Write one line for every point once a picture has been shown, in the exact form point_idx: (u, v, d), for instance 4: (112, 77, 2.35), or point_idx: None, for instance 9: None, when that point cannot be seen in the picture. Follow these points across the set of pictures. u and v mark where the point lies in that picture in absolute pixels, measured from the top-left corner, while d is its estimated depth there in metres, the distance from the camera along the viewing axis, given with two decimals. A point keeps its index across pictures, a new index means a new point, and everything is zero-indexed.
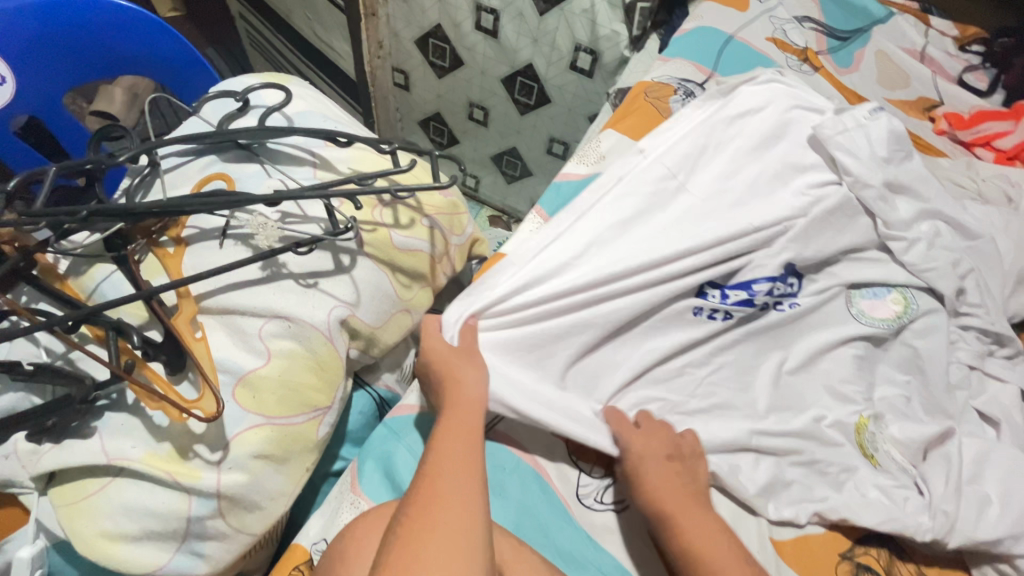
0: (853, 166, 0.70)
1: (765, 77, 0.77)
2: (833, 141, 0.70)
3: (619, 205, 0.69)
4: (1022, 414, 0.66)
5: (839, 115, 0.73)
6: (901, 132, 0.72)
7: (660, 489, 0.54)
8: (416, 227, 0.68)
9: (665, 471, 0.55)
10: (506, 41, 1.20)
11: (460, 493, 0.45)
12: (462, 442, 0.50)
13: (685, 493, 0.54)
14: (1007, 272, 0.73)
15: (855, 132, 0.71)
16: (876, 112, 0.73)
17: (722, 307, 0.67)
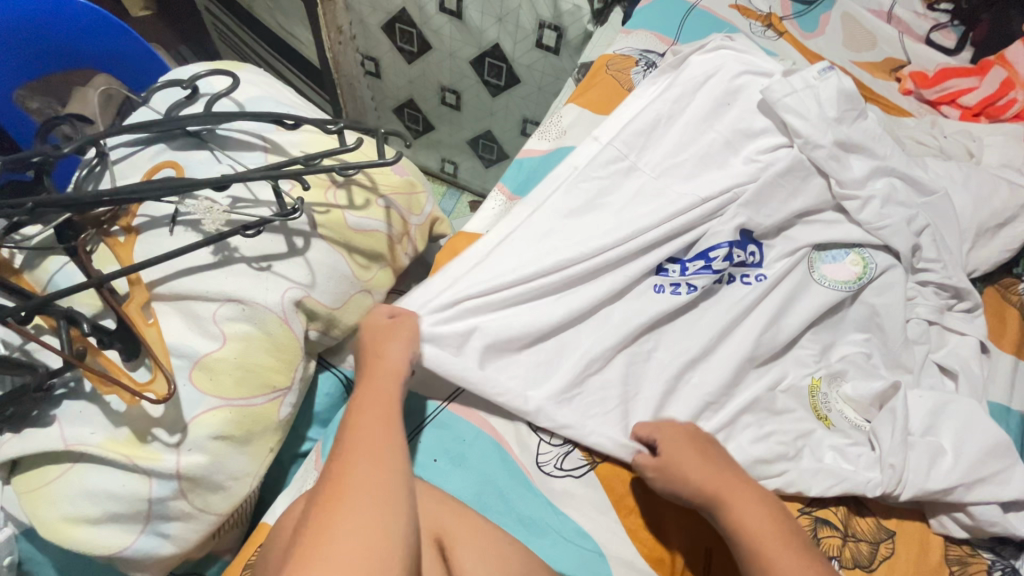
0: (802, 128, 0.69)
1: (712, 45, 0.77)
2: (781, 105, 0.70)
3: (574, 193, 0.70)
4: (979, 365, 0.67)
5: (788, 78, 0.72)
6: (851, 90, 0.71)
7: (701, 482, 0.53)
8: (372, 208, 0.68)
9: (707, 461, 0.54)
10: (471, 22, 1.19)
11: (377, 451, 0.45)
12: (381, 405, 0.50)
13: (727, 479, 0.53)
14: (966, 227, 0.74)
15: (803, 94, 0.70)
16: (825, 71, 0.72)
17: (683, 280, 0.68)
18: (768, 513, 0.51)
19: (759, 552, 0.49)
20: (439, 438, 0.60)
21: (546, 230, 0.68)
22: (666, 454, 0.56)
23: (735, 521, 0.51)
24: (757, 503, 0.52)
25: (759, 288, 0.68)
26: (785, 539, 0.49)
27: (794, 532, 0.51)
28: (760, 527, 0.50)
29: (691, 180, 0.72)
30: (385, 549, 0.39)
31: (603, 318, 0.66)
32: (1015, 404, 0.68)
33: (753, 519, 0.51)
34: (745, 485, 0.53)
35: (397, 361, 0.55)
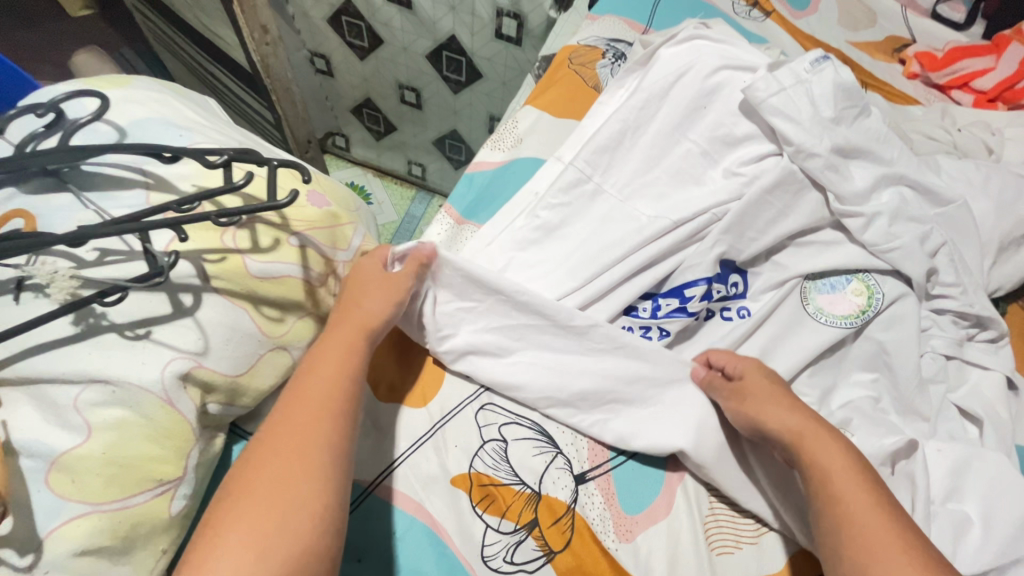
0: (793, 134, 0.58)
1: (683, 35, 0.65)
2: (766, 107, 0.58)
3: (526, 225, 0.62)
4: (1008, 408, 0.57)
5: (775, 72, 0.59)
6: (850, 84, 0.60)
7: (784, 420, 0.49)
8: (282, 249, 0.57)
9: (787, 402, 0.50)
10: (421, 13, 1.07)
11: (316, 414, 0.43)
12: (337, 359, 0.47)
13: (811, 420, 0.49)
14: (987, 241, 0.63)
15: (793, 91, 0.58)
16: (819, 61, 0.60)
17: (654, 323, 0.58)
18: (855, 461, 0.46)
19: (832, 486, 0.45)
20: (360, 531, 0.50)
21: (499, 270, 0.60)
22: (745, 382, 0.53)
23: (815, 461, 0.47)
24: (840, 449, 0.47)
25: (744, 325, 0.58)
26: (870, 490, 0.44)
27: (880, 485, 0.45)
28: (841, 471, 0.46)
29: (662, 201, 0.62)
30: (297, 528, 0.38)
31: (564, 376, 0.55)
32: None
33: (838, 461, 0.46)
34: (828, 431, 0.49)
35: (372, 314, 0.50)
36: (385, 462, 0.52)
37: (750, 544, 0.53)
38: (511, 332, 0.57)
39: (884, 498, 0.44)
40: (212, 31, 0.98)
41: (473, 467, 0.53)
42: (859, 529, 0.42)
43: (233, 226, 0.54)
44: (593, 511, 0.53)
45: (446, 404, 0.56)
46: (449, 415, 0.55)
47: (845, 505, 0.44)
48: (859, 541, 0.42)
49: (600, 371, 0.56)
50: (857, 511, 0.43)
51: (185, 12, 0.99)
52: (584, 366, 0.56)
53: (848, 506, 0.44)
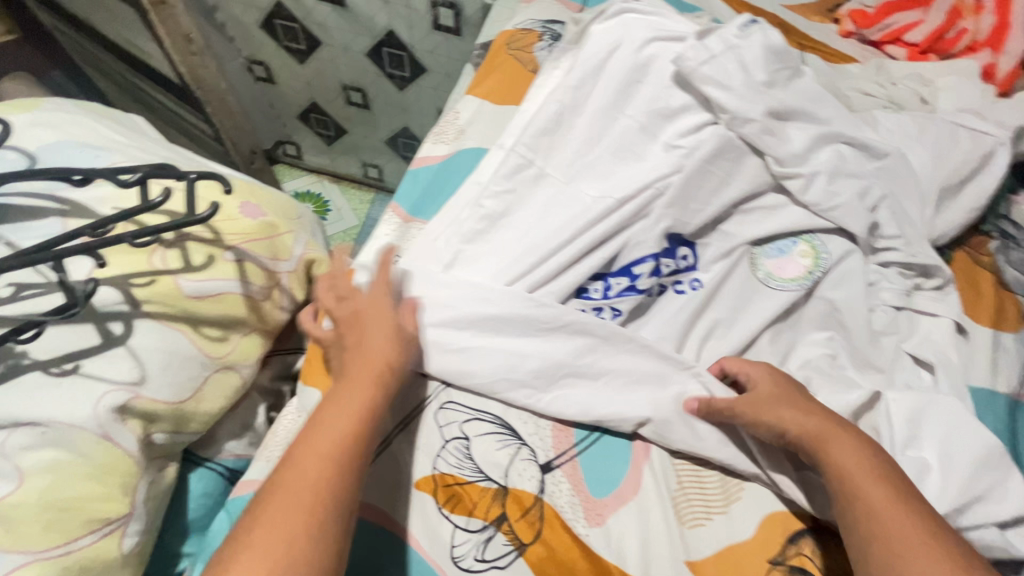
0: (726, 102, 0.57)
1: (613, 10, 0.64)
2: (698, 75, 0.58)
3: (472, 216, 0.61)
4: (957, 352, 0.58)
5: (703, 41, 0.59)
6: (781, 46, 0.60)
7: (799, 421, 0.48)
8: (218, 265, 0.55)
9: (799, 404, 0.49)
10: (355, 10, 1.04)
11: (324, 455, 0.42)
12: (340, 407, 0.45)
13: (829, 422, 0.48)
14: (929, 191, 0.64)
15: (723, 58, 0.58)
16: (748, 26, 0.60)
17: (607, 303, 0.58)
18: (875, 461, 0.45)
19: (852, 487, 0.44)
20: None
21: (446, 264, 0.60)
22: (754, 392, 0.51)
23: (836, 463, 0.45)
24: (859, 448, 0.46)
25: (696, 298, 0.58)
26: (894, 493, 0.43)
27: (904, 483, 0.44)
28: (863, 472, 0.44)
29: (606, 179, 0.61)
30: None
31: (517, 358, 0.55)
32: (998, 386, 0.61)
33: (858, 463, 0.45)
34: (847, 431, 0.47)
35: (381, 357, 0.49)
36: None
37: (720, 514, 0.53)
38: (455, 324, 0.55)
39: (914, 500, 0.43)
40: (137, 45, 0.93)
41: (437, 469, 0.52)
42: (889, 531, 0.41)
43: (160, 246, 0.51)
44: (562, 498, 0.52)
45: (405, 407, 0.54)
46: (408, 418, 0.54)
47: (871, 512, 0.42)
48: (891, 548, 0.40)
49: (555, 351, 0.55)
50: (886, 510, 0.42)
51: (104, 26, 0.93)
52: (542, 352, 0.55)
53: (873, 509, 0.42)
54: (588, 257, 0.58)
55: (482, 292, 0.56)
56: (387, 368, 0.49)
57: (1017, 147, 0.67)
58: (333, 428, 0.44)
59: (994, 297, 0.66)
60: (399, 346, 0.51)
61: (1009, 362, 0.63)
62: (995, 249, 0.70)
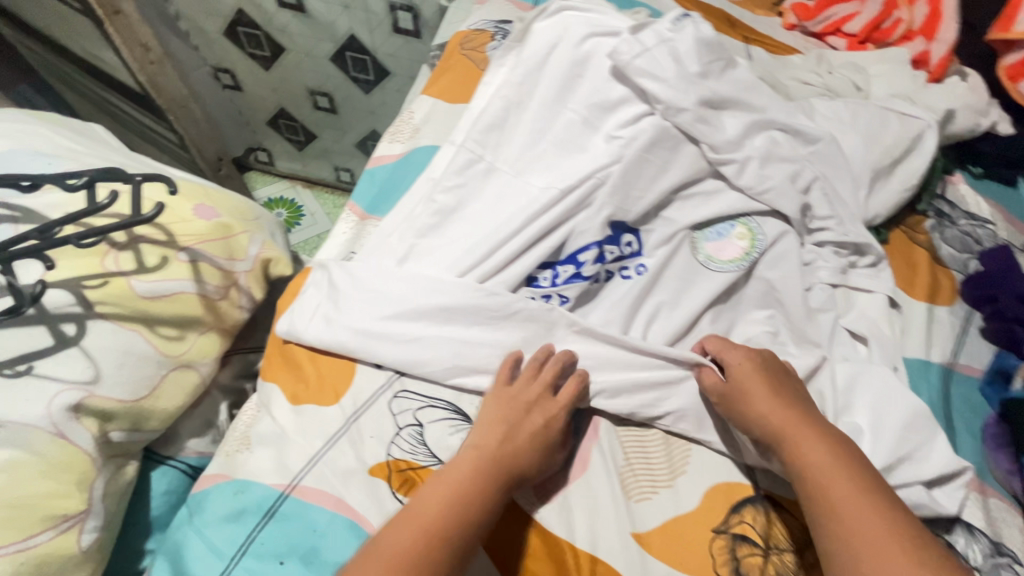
0: (660, 92, 0.60)
1: (553, 7, 0.66)
2: (633, 68, 0.60)
3: (426, 210, 0.63)
4: (890, 325, 0.62)
5: (637, 34, 0.62)
6: (711, 38, 0.62)
7: (768, 416, 0.51)
8: (172, 266, 0.56)
9: (768, 396, 0.52)
10: (316, 15, 1.05)
11: (447, 505, 0.46)
12: (477, 464, 0.49)
13: (792, 414, 0.51)
14: (862, 173, 0.67)
15: (656, 51, 0.61)
16: (681, 20, 0.63)
17: (554, 291, 0.60)
18: (834, 452, 0.48)
19: (815, 480, 0.47)
20: (282, 535, 0.50)
21: (401, 257, 0.61)
22: (730, 382, 0.55)
23: (796, 455, 0.49)
24: (821, 440, 0.49)
25: (640, 282, 0.60)
26: (852, 483, 0.46)
27: (864, 470, 0.47)
28: (824, 465, 0.48)
29: (552, 171, 0.63)
30: None
31: (468, 345, 0.56)
32: (932, 356, 0.64)
33: (818, 455, 0.48)
34: (810, 423, 0.51)
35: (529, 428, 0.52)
36: (301, 464, 0.53)
37: (665, 488, 0.55)
38: (408, 315, 0.57)
39: (873, 487, 0.46)
40: (99, 57, 0.94)
41: (391, 455, 0.53)
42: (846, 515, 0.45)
43: (113, 248, 0.53)
44: None
45: (360, 397, 0.56)
46: (362, 407, 0.55)
47: (832, 504, 0.46)
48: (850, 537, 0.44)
49: (504, 338, 0.57)
50: (840, 499, 0.46)
51: (64, 39, 0.94)
52: (492, 339, 0.57)
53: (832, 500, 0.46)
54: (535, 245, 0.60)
55: (433, 283, 0.57)
56: (535, 439, 0.52)
57: (945, 128, 0.71)
58: (456, 476, 0.48)
59: (930, 273, 0.69)
60: (553, 412, 0.53)
61: (943, 332, 0.66)
62: (931, 227, 0.74)
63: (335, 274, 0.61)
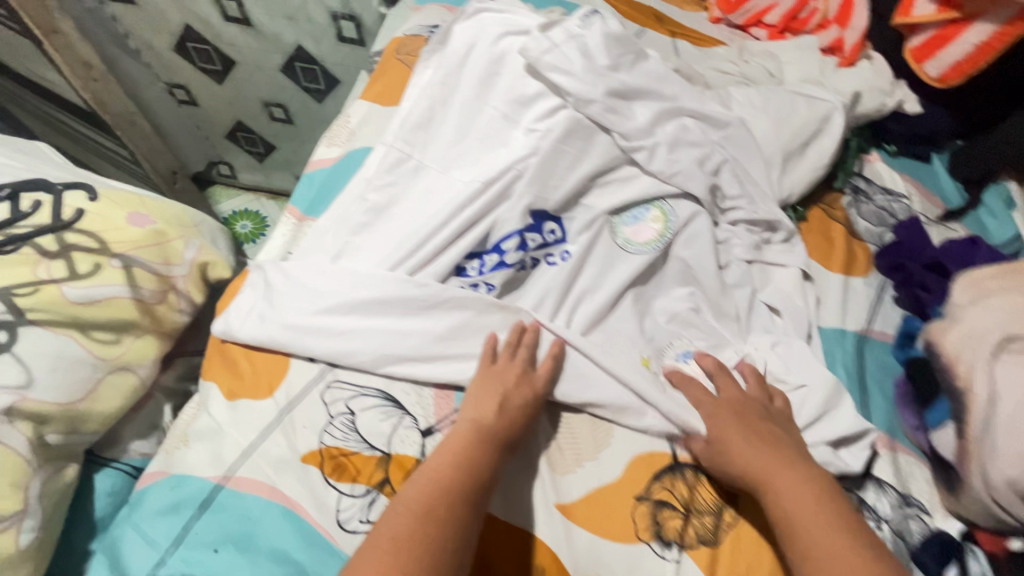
0: (569, 86, 0.64)
1: (470, 10, 0.70)
2: (543, 63, 0.64)
3: (358, 209, 0.65)
4: (801, 296, 0.65)
5: (546, 33, 0.66)
6: (618, 32, 0.66)
7: (750, 458, 0.51)
8: (105, 272, 0.58)
9: (749, 438, 0.52)
10: (262, 28, 1.07)
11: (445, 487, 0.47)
12: (466, 442, 0.51)
13: (775, 457, 0.50)
14: (773, 154, 0.70)
15: (565, 47, 0.65)
16: (589, 17, 0.67)
17: (482, 279, 0.62)
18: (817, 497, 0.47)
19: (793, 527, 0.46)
20: (217, 525, 0.52)
21: (334, 255, 0.63)
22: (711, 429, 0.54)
23: (775, 500, 0.48)
24: (803, 484, 0.48)
25: (566, 266, 0.63)
26: (835, 533, 0.45)
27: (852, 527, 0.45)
28: (804, 512, 0.46)
29: (476, 165, 0.66)
30: None
31: (397, 335, 0.58)
32: (848, 324, 0.68)
33: (800, 499, 0.47)
34: (794, 465, 0.50)
35: (512, 404, 0.54)
36: (235, 456, 0.55)
37: (591, 461, 0.57)
38: (339, 309, 0.58)
39: (851, 534, 0.45)
40: (44, 77, 0.95)
41: (323, 443, 0.55)
42: (801, 542, 0.45)
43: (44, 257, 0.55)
44: None
45: (293, 390, 0.58)
46: (295, 400, 0.57)
47: (813, 557, 0.44)
48: None
49: (432, 325, 0.58)
50: (810, 540, 0.45)
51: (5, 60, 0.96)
52: (420, 327, 0.58)
53: (814, 554, 0.44)
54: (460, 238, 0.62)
55: (362, 277, 0.59)
56: (518, 414, 0.53)
57: (852, 108, 0.75)
58: (449, 453, 0.50)
59: (845, 248, 0.72)
60: (534, 387, 0.55)
61: (859, 301, 0.69)
62: (847, 204, 0.77)
63: (271, 274, 0.63)
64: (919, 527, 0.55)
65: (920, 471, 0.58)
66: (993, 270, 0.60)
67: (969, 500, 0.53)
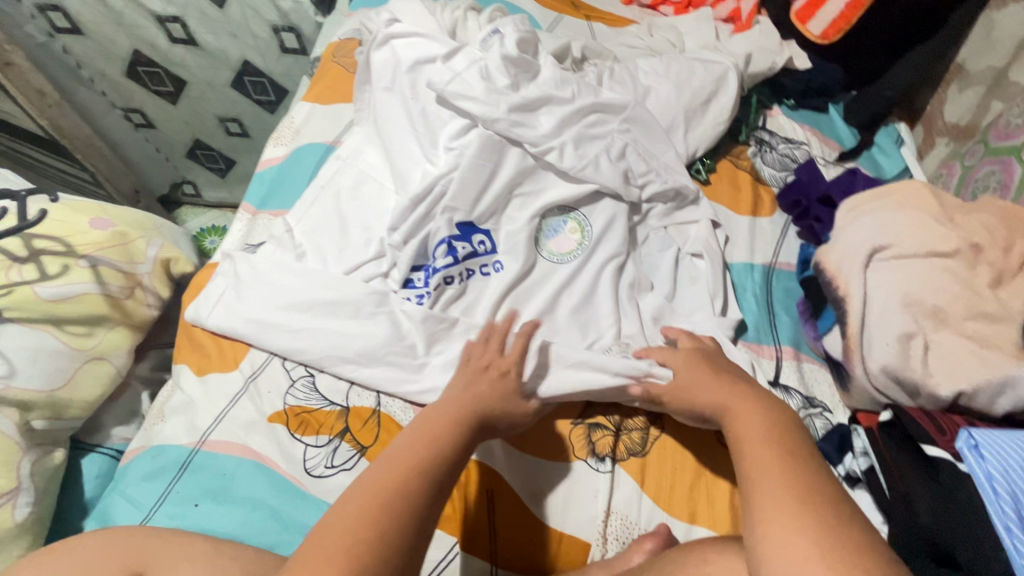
0: (475, 109, 0.68)
1: (380, 38, 0.73)
2: (448, 93, 0.68)
3: (320, 212, 0.73)
4: (713, 238, 0.72)
5: (453, 61, 0.71)
6: (516, 54, 0.70)
7: (713, 396, 0.53)
8: (73, 272, 0.63)
9: (711, 380, 0.54)
10: (207, 46, 1.13)
11: (415, 453, 0.48)
12: (443, 420, 0.51)
13: (737, 391, 0.52)
14: (676, 115, 0.78)
15: (465, 74, 0.69)
16: (491, 37, 0.72)
17: (425, 290, 0.67)
18: (764, 417, 0.48)
19: (740, 442, 0.47)
20: (198, 482, 0.57)
21: (298, 254, 0.69)
22: (677, 378, 0.57)
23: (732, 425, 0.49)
24: (756, 410, 0.49)
25: (502, 278, 0.67)
26: (774, 441, 0.45)
27: (794, 439, 0.45)
28: (752, 428, 0.47)
29: (409, 155, 0.72)
30: (348, 553, 0.40)
31: (342, 337, 0.62)
32: (757, 258, 0.75)
33: (753, 419, 0.48)
34: (754, 398, 0.51)
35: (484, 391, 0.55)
36: (208, 422, 0.61)
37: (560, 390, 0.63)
38: (298, 307, 0.64)
39: (788, 440, 0.45)
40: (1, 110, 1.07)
41: (287, 403, 0.61)
42: (743, 457, 0.45)
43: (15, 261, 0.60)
44: (396, 406, 0.62)
45: (255, 363, 0.64)
46: (259, 368, 0.63)
47: (745, 462, 0.44)
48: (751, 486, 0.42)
49: (377, 321, 0.63)
50: (746, 448, 0.45)
51: None
52: (367, 299, 0.63)
53: (749, 461, 0.44)
54: (399, 249, 0.68)
55: (317, 274, 0.65)
56: (491, 399, 0.55)
57: (745, 68, 0.85)
58: (424, 425, 0.51)
59: (750, 192, 0.80)
60: (508, 377, 0.57)
61: (767, 237, 0.77)
62: (752, 154, 0.85)
63: (238, 264, 0.68)
64: (822, 423, 0.62)
65: (822, 376, 0.66)
66: (869, 194, 0.69)
67: (857, 391, 0.61)
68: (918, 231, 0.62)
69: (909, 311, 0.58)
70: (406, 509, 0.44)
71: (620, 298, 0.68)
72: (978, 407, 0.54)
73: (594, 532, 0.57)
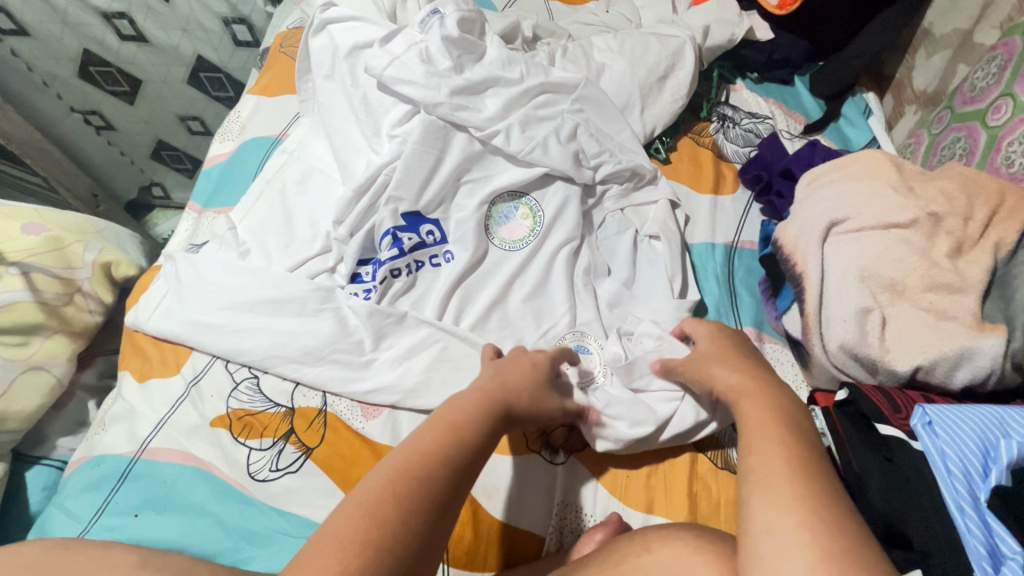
0: (416, 95, 0.66)
1: (316, 23, 0.70)
2: (387, 78, 0.66)
3: (265, 208, 0.70)
4: (672, 219, 0.70)
5: (389, 44, 0.67)
6: (456, 35, 0.67)
7: (728, 379, 0.50)
8: (3, 280, 0.61)
9: (729, 360, 0.51)
10: (159, 42, 1.10)
11: (439, 441, 0.46)
12: (467, 406, 0.49)
13: (756, 378, 0.49)
14: (631, 93, 0.76)
15: (405, 57, 0.66)
16: (430, 18, 0.68)
17: (372, 284, 0.64)
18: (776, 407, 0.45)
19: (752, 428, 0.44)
20: (138, 491, 0.56)
21: (241, 251, 0.66)
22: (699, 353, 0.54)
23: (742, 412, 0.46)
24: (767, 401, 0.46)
25: (451, 269, 0.65)
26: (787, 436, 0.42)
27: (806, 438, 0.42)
28: (767, 416, 0.44)
29: (354, 145, 0.69)
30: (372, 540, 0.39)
31: (285, 336, 0.60)
32: (718, 238, 0.73)
33: (767, 409, 0.45)
34: (768, 386, 0.48)
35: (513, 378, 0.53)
36: (148, 429, 0.59)
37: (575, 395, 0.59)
38: (238, 307, 0.61)
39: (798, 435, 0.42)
40: None
41: (230, 407, 0.59)
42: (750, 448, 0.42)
43: None
44: (342, 405, 0.60)
45: (196, 367, 0.62)
46: (200, 372, 0.61)
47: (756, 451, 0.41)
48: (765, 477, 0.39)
49: (320, 319, 0.60)
50: (758, 436, 0.43)
51: None
52: (310, 296, 0.61)
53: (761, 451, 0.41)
54: (346, 243, 0.65)
55: (258, 271, 0.62)
56: (519, 390, 0.52)
57: (703, 41, 0.82)
58: (450, 411, 0.49)
59: (711, 169, 0.78)
60: (537, 367, 0.55)
61: (728, 216, 0.75)
62: (714, 131, 0.82)
63: (180, 265, 0.66)
64: None
65: (785, 356, 0.64)
66: (828, 166, 0.66)
67: (818, 370, 0.59)
68: (876, 202, 0.59)
69: (866, 286, 0.56)
70: (424, 500, 0.42)
71: (574, 284, 0.66)
72: (936, 381, 0.52)
73: (547, 526, 0.56)
